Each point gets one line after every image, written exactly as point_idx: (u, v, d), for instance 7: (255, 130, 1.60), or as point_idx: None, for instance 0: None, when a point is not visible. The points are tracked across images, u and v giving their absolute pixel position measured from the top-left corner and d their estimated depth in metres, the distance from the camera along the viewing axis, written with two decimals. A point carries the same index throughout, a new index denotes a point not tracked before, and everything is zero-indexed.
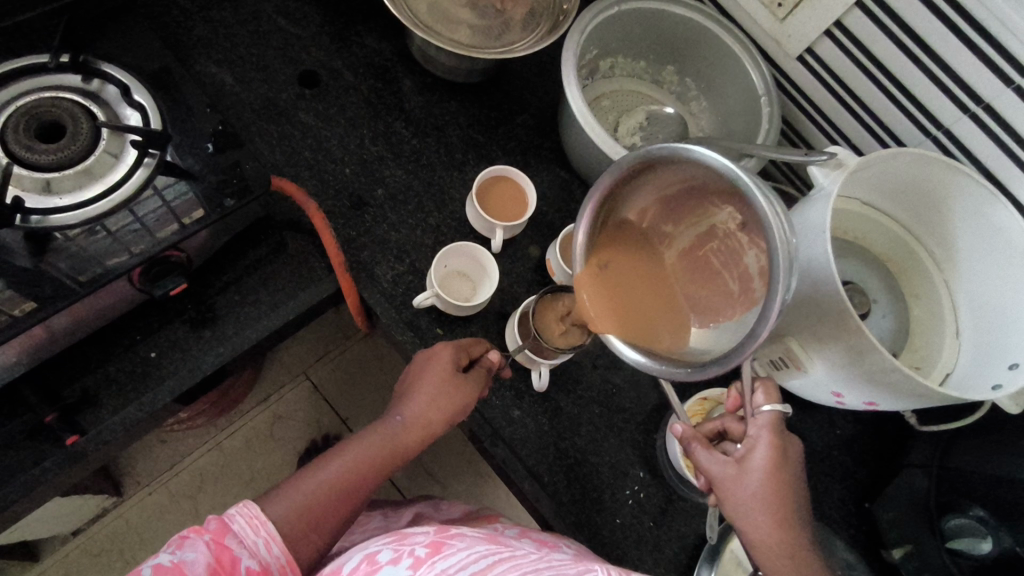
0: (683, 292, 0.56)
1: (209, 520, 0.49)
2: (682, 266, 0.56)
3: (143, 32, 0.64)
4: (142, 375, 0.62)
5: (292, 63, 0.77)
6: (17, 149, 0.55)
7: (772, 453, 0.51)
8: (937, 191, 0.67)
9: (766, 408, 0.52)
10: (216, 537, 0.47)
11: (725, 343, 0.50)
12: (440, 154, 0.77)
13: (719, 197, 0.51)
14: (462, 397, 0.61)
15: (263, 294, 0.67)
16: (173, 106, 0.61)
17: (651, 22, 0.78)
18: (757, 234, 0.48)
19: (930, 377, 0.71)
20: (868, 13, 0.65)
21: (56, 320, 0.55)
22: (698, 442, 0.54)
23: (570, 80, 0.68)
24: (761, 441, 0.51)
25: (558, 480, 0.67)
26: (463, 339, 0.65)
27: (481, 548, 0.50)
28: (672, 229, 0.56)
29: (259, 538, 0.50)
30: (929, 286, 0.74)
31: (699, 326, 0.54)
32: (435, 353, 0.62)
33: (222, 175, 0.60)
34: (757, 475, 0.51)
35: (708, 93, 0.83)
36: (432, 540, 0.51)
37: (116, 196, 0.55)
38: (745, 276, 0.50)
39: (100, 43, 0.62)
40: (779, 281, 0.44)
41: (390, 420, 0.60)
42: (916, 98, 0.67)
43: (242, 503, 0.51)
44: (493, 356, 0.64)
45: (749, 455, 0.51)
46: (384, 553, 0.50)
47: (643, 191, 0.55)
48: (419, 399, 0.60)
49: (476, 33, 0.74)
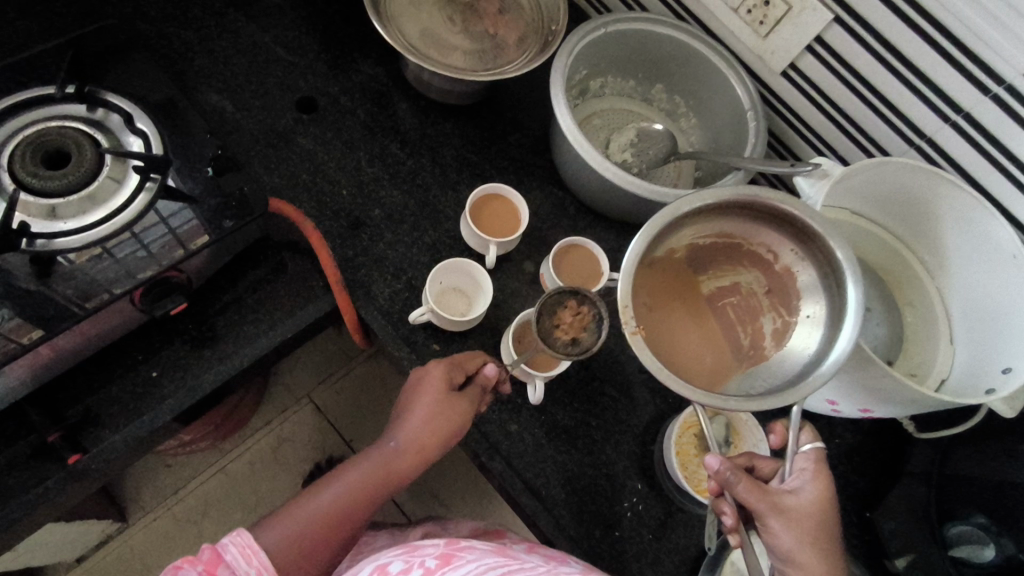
0: (700, 334, 0.59)
1: (203, 548, 0.50)
2: (701, 311, 0.60)
3: (148, 65, 0.67)
4: (142, 394, 0.63)
5: (290, 89, 0.79)
6: (23, 176, 0.57)
7: (824, 486, 0.53)
8: (925, 199, 0.68)
9: (810, 445, 0.56)
10: (207, 568, 0.49)
11: (758, 388, 0.56)
12: (434, 174, 0.78)
13: (753, 260, 0.60)
14: (458, 416, 0.61)
15: (262, 315, 0.68)
16: (176, 135, 0.63)
17: (639, 44, 0.81)
18: (789, 302, 0.59)
19: (926, 383, 0.70)
20: (848, 29, 0.67)
21: (61, 340, 0.57)
22: (746, 476, 0.52)
23: (559, 99, 0.71)
24: (814, 474, 0.54)
25: (556, 493, 0.67)
26: (458, 354, 0.65)
27: (490, 560, 0.51)
28: (697, 275, 0.60)
29: (251, 566, 0.51)
30: (921, 292, 0.75)
31: (711, 368, 0.57)
32: (429, 375, 0.62)
33: (220, 197, 0.62)
34: (812, 506, 0.52)
35: (697, 110, 0.85)
36: (441, 552, 0.53)
37: (120, 219, 0.57)
38: (759, 334, 0.59)
39: (107, 74, 0.65)
40: (825, 338, 0.55)
41: (386, 442, 0.61)
42: (898, 108, 0.69)
43: (235, 531, 0.52)
44: (489, 373, 0.64)
45: (803, 488, 0.53)
46: (396, 564, 0.52)
47: (689, 230, 0.59)
48: (413, 423, 0.61)
49: (468, 57, 0.76)
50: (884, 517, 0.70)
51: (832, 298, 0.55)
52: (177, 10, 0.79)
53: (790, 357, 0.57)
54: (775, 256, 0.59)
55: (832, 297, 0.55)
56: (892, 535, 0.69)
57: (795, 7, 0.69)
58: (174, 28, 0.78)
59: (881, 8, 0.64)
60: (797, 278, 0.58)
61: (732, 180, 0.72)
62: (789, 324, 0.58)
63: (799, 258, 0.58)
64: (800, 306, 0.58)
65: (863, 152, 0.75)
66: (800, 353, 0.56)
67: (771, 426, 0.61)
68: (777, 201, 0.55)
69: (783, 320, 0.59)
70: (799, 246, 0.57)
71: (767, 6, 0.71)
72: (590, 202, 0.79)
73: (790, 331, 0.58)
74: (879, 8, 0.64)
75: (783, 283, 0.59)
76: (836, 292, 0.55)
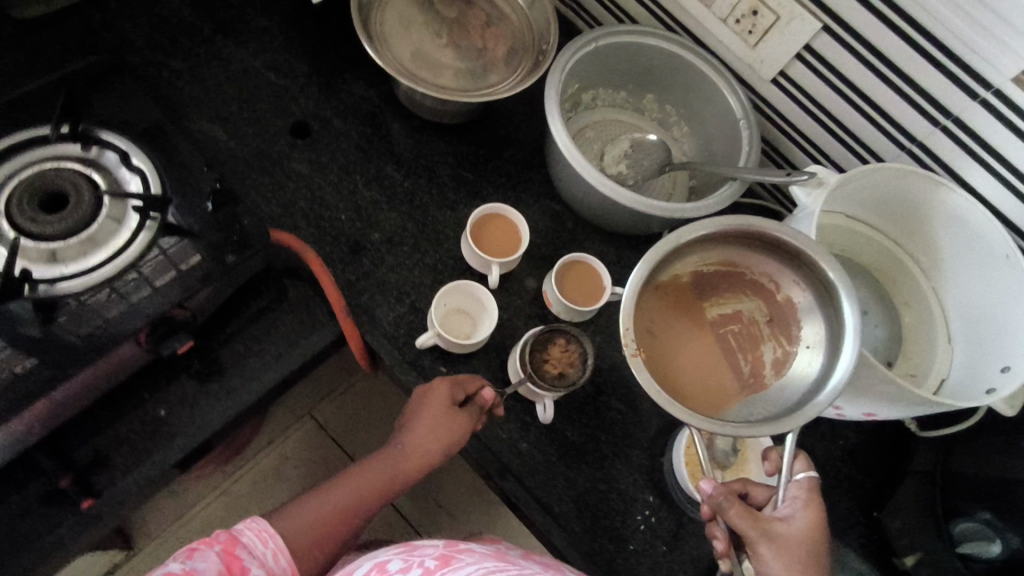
0: (702, 362, 0.59)
1: (218, 531, 0.52)
2: (703, 337, 0.60)
3: (135, 93, 0.66)
4: (152, 433, 0.62)
5: (283, 114, 0.78)
6: (21, 221, 0.57)
7: (815, 516, 0.54)
8: (920, 202, 0.70)
9: (803, 474, 0.58)
10: (226, 548, 0.51)
11: (761, 415, 0.56)
12: (432, 194, 0.78)
13: (755, 289, 0.61)
14: (461, 428, 0.64)
15: (267, 346, 0.68)
16: (173, 169, 0.63)
17: (630, 57, 0.81)
18: (789, 331, 0.60)
19: (927, 383, 0.72)
20: (836, 38, 0.68)
21: (67, 387, 0.56)
22: (738, 502, 0.53)
23: (554, 116, 0.71)
24: (804, 504, 0.55)
25: (569, 510, 0.67)
26: (460, 375, 0.67)
27: (490, 563, 0.52)
28: (701, 301, 0.61)
29: (268, 548, 0.54)
30: (917, 293, 0.76)
31: (712, 394, 0.58)
32: (432, 389, 0.64)
33: (221, 232, 0.61)
34: (802, 534, 0.53)
35: (689, 118, 0.85)
36: (441, 553, 0.54)
37: (122, 259, 0.58)
38: (760, 363, 0.60)
39: (94, 105, 0.64)
40: (825, 366, 0.56)
41: (391, 448, 0.64)
42: (890, 115, 0.70)
43: (249, 519, 0.55)
44: (487, 394, 0.65)
45: (794, 516, 0.54)
46: (394, 561, 0.54)
47: (693, 257, 0.61)
48: (419, 434, 0.63)
49: (461, 76, 0.76)
50: (890, 516, 0.72)
51: (831, 324, 0.58)
52: (165, 38, 0.78)
53: (790, 385, 0.58)
54: (777, 286, 0.61)
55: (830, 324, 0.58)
56: (900, 534, 0.70)
57: (782, 16, 0.70)
58: (162, 56, 0.77)
59: (870, 18, 0.65)
60: (797, 307, 0.60)
61: (729, 190, 0.73)
62: (789, 354, 0.59)
63: (801, 288, 0.60)
64: (800, 334, 0.59)
65: (857, 157, 0.76)
66: (800, 381, 0.57)
67: (764, 453, 0.60)
68: (781, 232, 0.58)
69: (783, 350, 0.60)
70: (801, 276, 0.59)
71: (756, 16, 0.72)
72: (589, 216, 0.79)
73: (791, 359, 0.59)
74: (868, 17, 0.65)
75: (784, 312, 0.60)
76: (835, 321, 0.57)
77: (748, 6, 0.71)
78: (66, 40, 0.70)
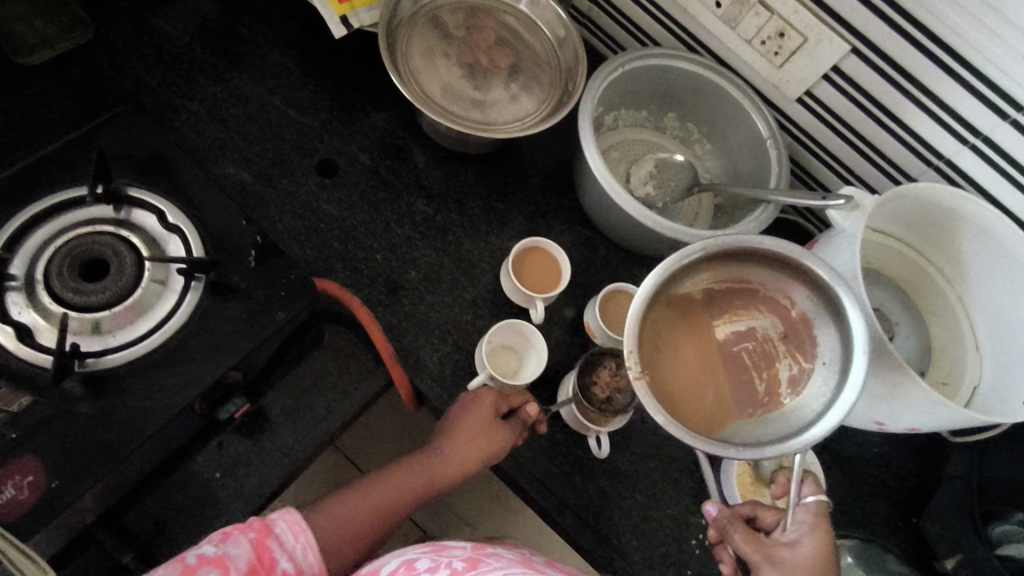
0: (714, 379, 0.60)
1: (253, 518, 0.53)
2: (716, 355, 0.61)
3: (139, 123, 0.64)
4: (207, 498, 0.62)
5: (308, 153, 0.77)
6: (63, 292, 0.55)
7: (822, 543, 0.53)
8: (946, 217, 0.71)
9: (812, 499, 0.57)
10: (259, 536, 0.51)
11: (768, 433, 0.57)
12: (464, 227, 0.78)
13: (769, 305, 0.62)
14: (499, 442, 0.64)
15: (316, 397, 0.68)
16: (211, 225, 0.61)
17: (655, 78, 0.82)
18: (804, 347, 0.60)
19: (959, 392, 0.74)
20: (865, 59, 0.68)
21: (126, 469, 0.56)
22: (744, 526, 0.56)
23: (591, 147, 0.71)
24: (810, 529, 0.54)
25: (627, 539, 0.69)
26: (506, 387, 0.68)
27: (516, 569, 0.52)
28: (715, 318, 0.62)
29: (298, 543, 0.53)
30: (943, 302, 0.78)
31: (723, 411, 0.59)
32: (477, 397, 0.65)
33: (268, 287, 0.60)
34: (809, 560, 0.52)
35: (711, 136, 0.86)
36: (468, 556, 0.55)
37: (171, 324, 0.57)
38: (774, 380, 0.60)
39: (98, 138, 0.62)
40: (836, 385, 0.57)
41: (428, 453, 0.65)
42: (917, 134, 0.71)
43: (285, 509, 0.54)
44: (532, 409, 0.66)
45: (801, 541, 0.54)
46: (423, 561, 0.54)
47: (706, 274, 0.61)
48: (459, 443, 0.63)
49: (492, 108, 0.76)
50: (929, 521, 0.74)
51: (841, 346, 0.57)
52: (181, 80, 0.76)
53: (804, 403, 0.58)
54: (791, 302, 0.62)
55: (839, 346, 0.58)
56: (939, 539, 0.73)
57: (810, 38, 0.70)
58: (179, 98, 0.76)
59: (897, 40, 0.65)
60: (811, 324, 0.60)
61: (762, 214, 0.74)
62: (804, 371, 0.60)
63: (815, 305, 0.60)
64: (814, 351, 0.60)
65: (881, 173, 0.77)
66: (813, 400, 0.58)
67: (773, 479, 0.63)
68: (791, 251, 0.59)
69: (799, 366, 0.60)
70: (816, 293, 0.60)
71: (782, 38, 0.72)
72: (622, 241, 0.79)
73: (806, 376, 0.59)
74: (895, 39, 0.65)
75: (798, 328, 0.61)
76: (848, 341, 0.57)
77: (775, 29, 0.71)
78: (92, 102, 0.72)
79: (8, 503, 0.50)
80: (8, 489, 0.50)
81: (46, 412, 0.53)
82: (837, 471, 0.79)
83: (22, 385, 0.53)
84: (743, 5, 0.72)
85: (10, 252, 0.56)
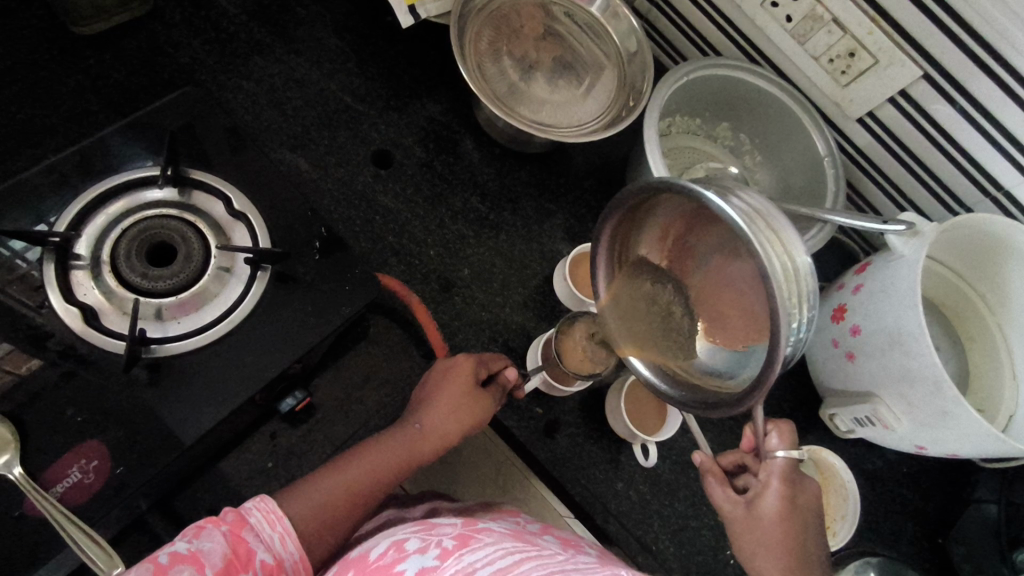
0: (719, 309, 0.50)
1: (226, 512, 0.49)
2: (710, 281, 0.51)
3: (197, 100, 0.61)
4: (263, 486, 0.65)
5: (365, 143, 0.78)
6: (130, 276, 0.55)
7: (782, 499, 0.52)
8: (994, 247, 0.70)
9: (781, 454, 0.53)
10: (233, 529, 0.47)
11: (749, 373, 0.46)
12: (517, 227, 0.78)
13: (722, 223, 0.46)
14: (485, 408, 0.62)
15: (369, 391, 0.70)
16: (275, 210, 0.60)
17: (714, 84, 0.81)
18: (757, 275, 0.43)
19: (994, 421, 0.73)
20: (934, 85, 0.66)
21: (181, 465, 0.56)
22: (716, 482, 0.56)
23: (655, 153, 0.69)
24: (770, 483, 0.53)
25: (664, 546, 0.70)
26: (484, 354, 0.67)
27: (509, 544, 0.45)
28: (692, 244, 0.52)
29: (274, 532, 0.49)
30: (983, 330, 0.77)
31: (725, 345, 0.50)
32: (456, 366, 0.63)
33: (333, 280, 0.59)
34: (772, 515, 0.52)
35: (764, 148, 0.87)
36: (459, 532, 0.47)
37: (236, 314, 0.56)
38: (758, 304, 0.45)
39: (161, 117, 0.60)
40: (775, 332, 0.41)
41: (408, 428, 0.60)
42: (977, 162, 0.69)
43: (259, 498, 0.51)
44: (510, 374, 0.65)
45: (765, 496, 0.53)
46: (411, 541, 0.46)
47: (658, 209, 0.52)
48: (438, 410, 0.61)
49: (554, 110, 0.77)
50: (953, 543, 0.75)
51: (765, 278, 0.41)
52: (235, 58, 0.79)
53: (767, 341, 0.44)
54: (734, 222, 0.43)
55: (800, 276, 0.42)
56: (963, 560, 0.74)
57: (881, 61, 0.68)
58: (236, 78, 0.78)
59: (970, 66, 0.62)
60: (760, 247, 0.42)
61: (817, 235, 0.75)
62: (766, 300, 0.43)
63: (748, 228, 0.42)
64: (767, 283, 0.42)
65: (934, 196, 0.77)
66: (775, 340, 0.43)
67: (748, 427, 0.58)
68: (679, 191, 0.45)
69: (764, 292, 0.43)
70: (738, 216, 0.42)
71: (852, 58, 0.70)
72: None
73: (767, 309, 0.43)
74: (966, 64, 0.62)
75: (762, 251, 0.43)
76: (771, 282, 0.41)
77: (846, 48, 0.70)
78: (159, 85, 0.76)
79: (73, 487, 0.50)
80: (74, 472, 0.50)
81: (109, 398, 0.52)
82: (867, 489, 0.80)
83: (90, 370, 0.52)
84: (815, 21, 0.70)
85: (76, 232, 0.55)
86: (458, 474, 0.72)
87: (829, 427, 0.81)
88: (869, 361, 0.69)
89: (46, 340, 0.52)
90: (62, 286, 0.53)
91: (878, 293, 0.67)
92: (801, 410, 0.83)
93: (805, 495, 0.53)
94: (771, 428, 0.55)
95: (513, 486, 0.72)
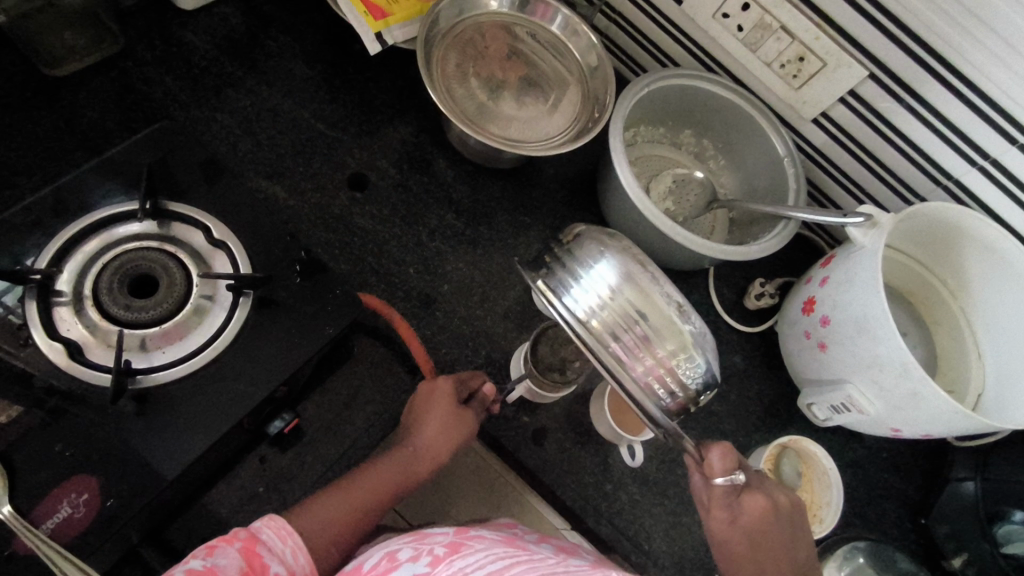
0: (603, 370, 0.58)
1: (237, 530, 0.49)
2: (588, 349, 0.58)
3: (174, 134, 0.63)
4: (254, 511, 0.65)
5: (340, 168, 0.80)
6: (114, 309, 0.55)
7: (724, 517, 0.57)
8: (950, 234, 0.73)
9: (720, 482, 0.57)
10: (247, 545, 0.48)
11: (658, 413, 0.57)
12: (493, 241, 0.80)
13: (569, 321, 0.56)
14: (466, 424, 0.64)
15: (356, 411, 0.70)
16: (256, 236, 0.61)
17: (674, 94, 0.85)
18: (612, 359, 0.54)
19: (965, 400, 0.76)
20: (880, 84, 0.70)
21: (170, 496, 0.56)
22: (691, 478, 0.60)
23: (622, 161, 0.72)
24: (712, 507, 0.58)
25: (657, 544, 0.72)
26: (462, 374, 0.69)
27: (499, 550, 0.45)
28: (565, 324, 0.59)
29: (287, 546, 0.50)
30: (946, 313, 0.80)
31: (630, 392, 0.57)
32: (438, 389, 0.64)
33: (316, 301, 0.60)
34: (719, 528, 0.57)
35: (726, 152, 0.90)
36: (451, 540, 0.48)
37: (221, 339, 0.57)
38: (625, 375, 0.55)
39: (141, 152, 0.61)
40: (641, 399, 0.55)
41: (401, 450, 0.62)
42: (926, 154, 0.73)
43: (268, 517, 0.52)
44: (487, 389, 0.67)
45: (715, 509, 0.58)
46: (404, 550, 0.47)
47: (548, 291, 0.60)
48: (426, 428, 0.62)
49: (522, 126, 0.79)
50: (935, 521, 0.77)
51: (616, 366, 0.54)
52: (208, 92, 0.81)
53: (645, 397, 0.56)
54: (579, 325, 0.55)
55: (668, 329, 0.55)
56: (946, 537, 0.76)
57: (830, 63, 0.71)
58: (210, 110, 0.80)
59: (913, 66, 0.66)
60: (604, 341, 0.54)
61: (783, 229, 0.77)
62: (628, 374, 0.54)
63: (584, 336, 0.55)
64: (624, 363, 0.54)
65: (891, 189, 0.80)
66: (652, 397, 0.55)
67: (713, 444, 0.58)
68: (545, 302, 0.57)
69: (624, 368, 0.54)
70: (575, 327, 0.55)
71: (802, 62, 0.73)
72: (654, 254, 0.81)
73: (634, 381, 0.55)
74: (906, 61, 0.66)
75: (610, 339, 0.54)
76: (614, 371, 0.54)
77: (795, 53, 0.73)
78: (133, 123, 0.77)
79: (65, 522, 0.50)
80: (65, 507, 0.50)
81: (97, 431, 0.52)
82: (849, 475, 0.82)
83: (76, 404, 0.53)
84: (764, 30, 0.73)
85: (57, 268, 0.56)
86: (449, 488, 0.73)
87: (809, 419, 0.82)
88: (839, 349, 0.71)
89: (32, 376, 0.53)
90: (46, 323, 0.54)
91: (841, 284, 0.70)
92: (781, 402, 0.85)
93: (746, 515, 0.57)
94: (715, 450, 0.58)
95: (503, 497, 0.72)
